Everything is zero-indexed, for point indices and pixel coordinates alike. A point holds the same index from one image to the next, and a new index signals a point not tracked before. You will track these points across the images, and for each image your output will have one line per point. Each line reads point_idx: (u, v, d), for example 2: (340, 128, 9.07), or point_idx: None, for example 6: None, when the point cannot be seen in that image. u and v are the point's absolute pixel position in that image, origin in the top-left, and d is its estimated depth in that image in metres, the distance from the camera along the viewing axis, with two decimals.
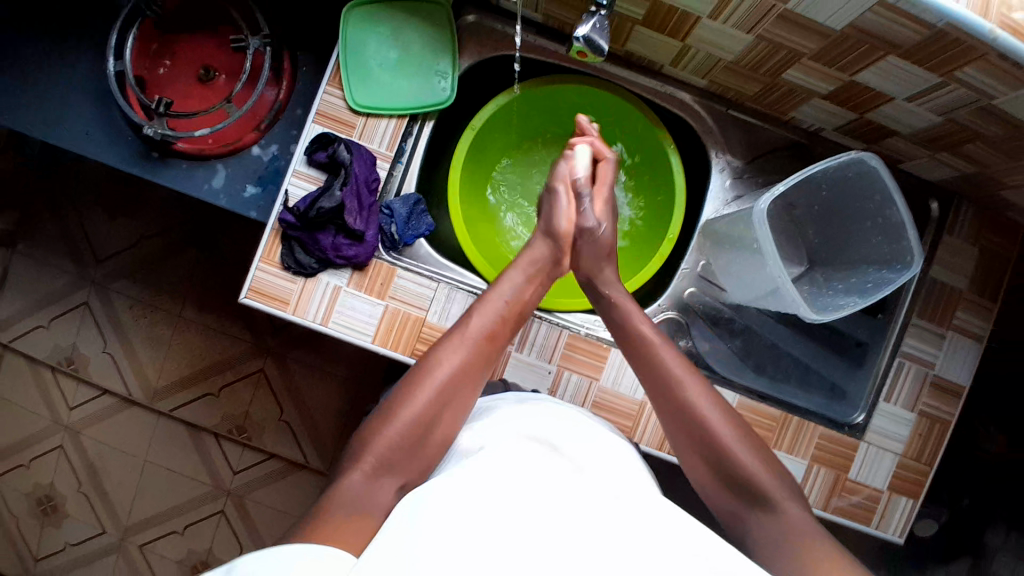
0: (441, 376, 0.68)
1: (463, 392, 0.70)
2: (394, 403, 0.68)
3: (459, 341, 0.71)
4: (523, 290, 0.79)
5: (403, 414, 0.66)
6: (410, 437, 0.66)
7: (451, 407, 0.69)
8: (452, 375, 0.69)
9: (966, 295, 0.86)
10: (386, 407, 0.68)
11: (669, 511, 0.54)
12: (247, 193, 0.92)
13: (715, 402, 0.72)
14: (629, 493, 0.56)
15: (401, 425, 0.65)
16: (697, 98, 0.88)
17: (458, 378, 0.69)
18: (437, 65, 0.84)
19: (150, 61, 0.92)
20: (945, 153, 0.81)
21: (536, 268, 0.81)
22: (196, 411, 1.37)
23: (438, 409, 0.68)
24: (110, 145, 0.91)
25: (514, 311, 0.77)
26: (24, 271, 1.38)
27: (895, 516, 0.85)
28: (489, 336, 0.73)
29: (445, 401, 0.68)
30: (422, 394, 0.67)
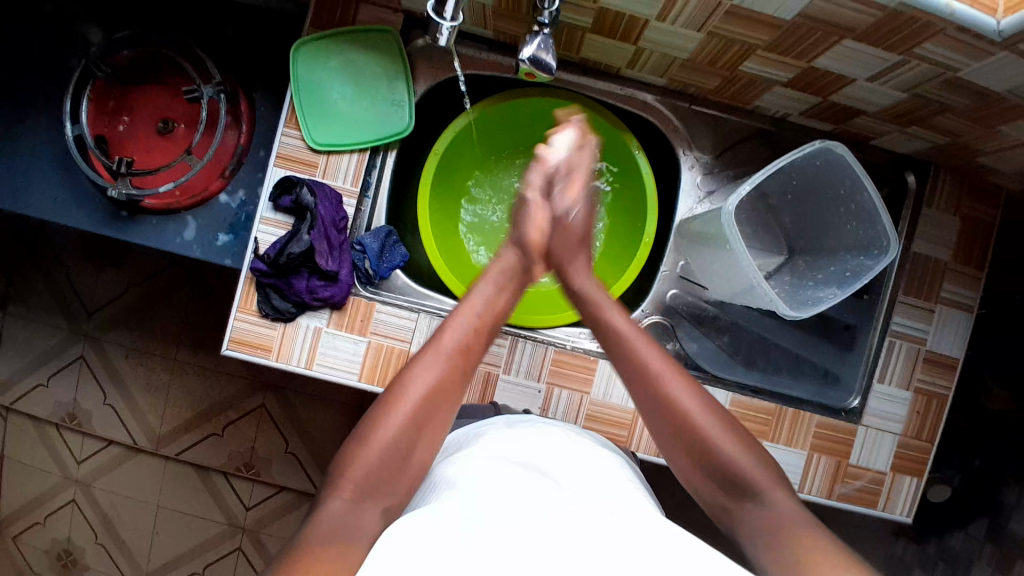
0: (415, 395, 0.63)
1: (440, 410, 0.64)
2: (367, 427, 0.62)
3: (433, 355, 0.66)
4: (495, 302, 0.73)
5: (376, 440, 0.61)
6: (388, 461, 0.60)
7: (431, 426, 0.64)
8: (427, 391, 0.64)
9: (951, 267, 0.85)
10: (354, 439, 0.62)
11: (660, 535, 0.52)
12: (220, 241, 0.91)
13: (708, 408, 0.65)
14: (623, 511, 0.56)
15: (376, 452, 0.60)
16: (659, 97, 0.86)
17: (435, 395, 0.64)
18: (393, 94, 0.84)
19: (109, 118, 0.91)
20: (915, 127, 0.79)
21: (504, 275, 0.76)
22: (202, 452, 1.37)
23: (419, 429, 0.63)
24: (79, 209, 0.90)
25: (485, 323, 0.72)
26: (18, 330, 1.38)
27: (901, 497, 0.85)
28: (463, 348, 0.68)
29: (424, 421, 0.63)
30: (397, 417, 0.62)
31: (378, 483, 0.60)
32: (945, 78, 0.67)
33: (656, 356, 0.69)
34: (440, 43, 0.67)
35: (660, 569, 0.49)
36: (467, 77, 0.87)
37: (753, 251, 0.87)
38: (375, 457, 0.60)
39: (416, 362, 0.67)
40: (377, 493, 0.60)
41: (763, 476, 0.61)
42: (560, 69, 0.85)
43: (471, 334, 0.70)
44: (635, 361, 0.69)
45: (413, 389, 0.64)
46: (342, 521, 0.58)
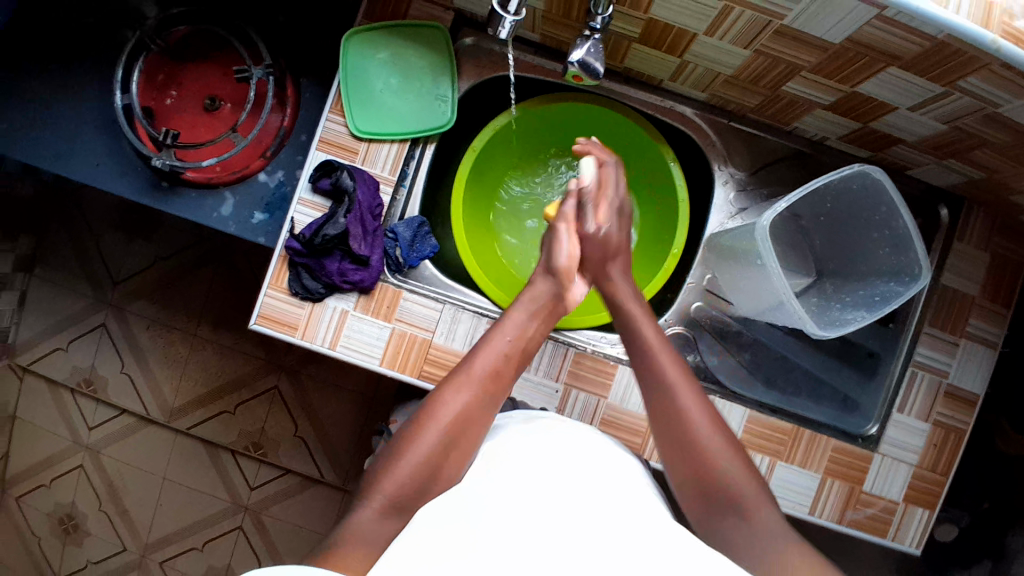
0: (448, 416, 0.65)
1: (472, 434, 0.65)
2: (402, 442, 0.64)
3: (463, 382, 0.67)
4: (526, 330, 0.74)
5: (411, 457, 0.62)
6: (421, 480, 0.61)
7: (462, 447, 0.64)
8: (458, 416, 0.65)
9: (977, 302, 0.85)
10: (392, 446, 0.64)
11: (672, 548, 0.52)
12: (254, 219, 0.93)
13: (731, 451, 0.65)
14: (634, 513, 0.56)
15: (409, 471, 0.61)
16: (698, 111, 0.87)
17: (468, 420, 0.65)
18: (438, 89, 0.85)
19: (158, 92, 0.94)
20: (952, 159, 0.79)
21: (537, 304, 0.77)
22: (213, 429, 1.39)
23: (451, 451, 0.63)
24: (121, 177, 0.93)
25: (518, 350, 0.72)
26: (43, 294, 1.41)
27: (910, 530, 0.84)
28: (494, 374, 0.69)
29: (455, 442, 0.64)
30: (430, 436, 0.63)
31: None
32: (987, 112, 0.67)
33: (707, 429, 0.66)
34: (501, 37, 0.68)
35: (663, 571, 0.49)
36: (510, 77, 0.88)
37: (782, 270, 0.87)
38: (407, 478, 0.61)
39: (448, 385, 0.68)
40: (404, 484, 0.61)
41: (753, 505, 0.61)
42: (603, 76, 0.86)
43: (503, 360, 0.71)
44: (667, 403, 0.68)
45: (445, 411, 0.65)
46: (371, 509, 0.59)
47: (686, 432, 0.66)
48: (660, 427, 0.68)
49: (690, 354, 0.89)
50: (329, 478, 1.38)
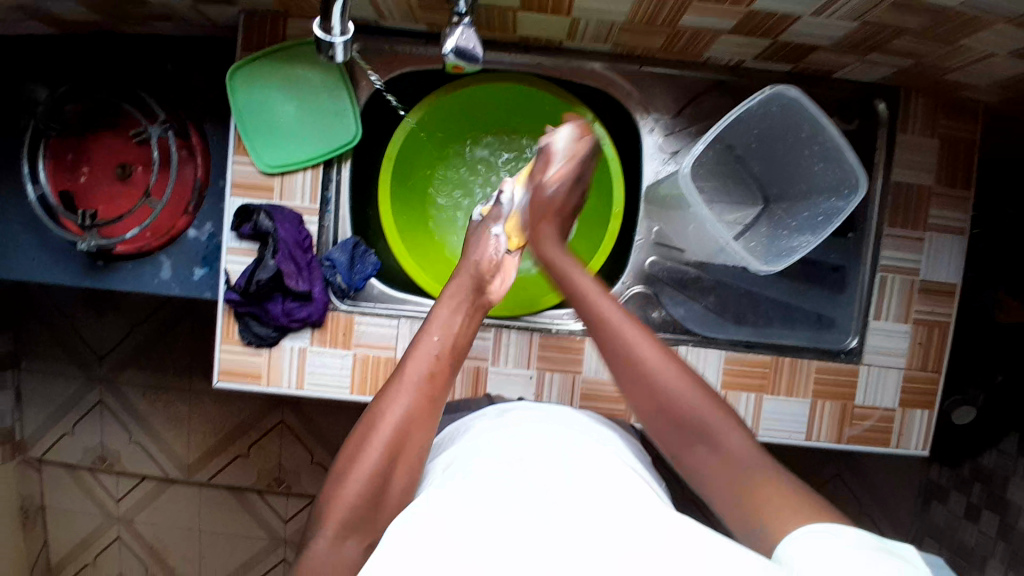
0: (390, 420, 0.59)
1: (414, 442, 0.59)
2: (346, 461, 0.57)
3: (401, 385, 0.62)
4: (456, 323, 0.70)
5: (357, 471, 0.56)
6: (372, 493, 0.55)
7: (408, 456, 0.58)
8: (402, 425, 0.59)
9: (936, 191, 0.82)
10: (338, 469, 0.57)
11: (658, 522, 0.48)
12: (196, 275, 0.91)
13: (709, 401, 0.57)
14: (624, 504, 0.51)
15: (360, 482, 0.55)
16: (607, 64, 0.83)
17: (413, 421, 0.60)
18: (337, 103, 0.82)
19: (69, 172, 0.92)
20: (875, 54, 0.75)
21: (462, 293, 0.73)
22: (232, 474, 1.40)
23: (399, 458, 0.58)
24: (60, 268, 0.92)
25: (450, 347, 0.67)
26: (35, 384, 1.42)
27: (914, 431, 0.84)
28: (430, 374, 0.64)
29: (401, 450, 0.58)
30: (372, 447, 0.57)
31: (364, 504, 0.55)
32: (892, 2, 0.63)
33: (694, 391, 0.57)
34: (338, 60, 0.64)
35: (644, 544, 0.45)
36: (387, 84, 0.85)
37: (722, 207, 0.85)
38: (359, 488, 0.55)
39: (385, 392, 0.62)
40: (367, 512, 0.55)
41: (722, 430, 0.56)
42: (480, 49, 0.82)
43: (438, 358, 0.66)
44: (612, 335, 0.62)
45: (388, 417, 0.59)
46: None
47: (646, 375, 0.59)
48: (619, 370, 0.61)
49: (655, 311, 0.86)
50: None
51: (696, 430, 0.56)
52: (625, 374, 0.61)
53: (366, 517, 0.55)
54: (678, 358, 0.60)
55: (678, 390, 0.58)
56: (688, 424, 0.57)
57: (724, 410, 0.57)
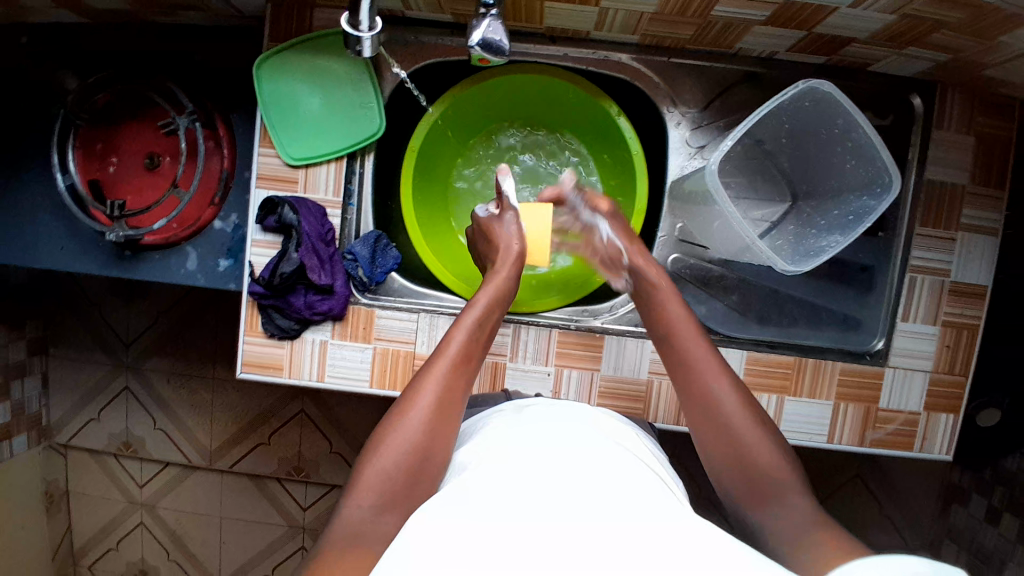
0: (426, 398, 0.61)
1: (450, 419, 0.61)
2: (383, 432, 0.59)
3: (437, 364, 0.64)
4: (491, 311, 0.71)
5: (393, 443, 0.57)
6: (408, 467, 0.57)
7: (444, 431, 0.60)
8: (438, 402, 0.61)
9: (969, 190, 0.80)
10: (374, 440, 0.59)
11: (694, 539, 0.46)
12: (220, 266, 0.93)
13: (778, 458, 0.61)
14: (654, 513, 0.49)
15: (397, 453, 0.57)
16: (635, 55, 0.82)
17: (447, 398, 0.61)
18: (362, 96, 0.82)
19: (99, 162, 0.93)
20: (912, 47, 0.73)
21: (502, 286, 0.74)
22: (252, 462, 1.42)
23: (435, 431, 0.59)
24: (89, 257, 0.93)
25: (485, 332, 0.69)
26: (64, 369, 1.45)
27: (938, 436, 0.83)
28: (465, 356, 0.65)
29: (437, 426, 0.59)
30: (410, 423, 0.58)
31: (401, 475, 0.56)
32: None
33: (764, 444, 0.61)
34: (366, 55, 0.65)
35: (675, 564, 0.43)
36: (412, 75, 0.85)
37: (751, 203, 0.84)
38: (395, 459, 0.56)
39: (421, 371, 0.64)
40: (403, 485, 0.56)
41: (788, 490, 0.59)
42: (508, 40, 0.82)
43: (473, 339, 0.67)
44: (697, 375, 0.66)
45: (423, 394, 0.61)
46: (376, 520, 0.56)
47: (723, 418, 0.63)
48: (694, 408, 0.65)
49: None
50: None
51: (764, 487, 0.60)
52: (701, 410, 0.65)
53: (403, 490, 0.56)
54: (756, 410, 0.64)
55: (750, 442, 0.61)
56: (759, 480, 0.60)
57: (792, 470, 0.61)
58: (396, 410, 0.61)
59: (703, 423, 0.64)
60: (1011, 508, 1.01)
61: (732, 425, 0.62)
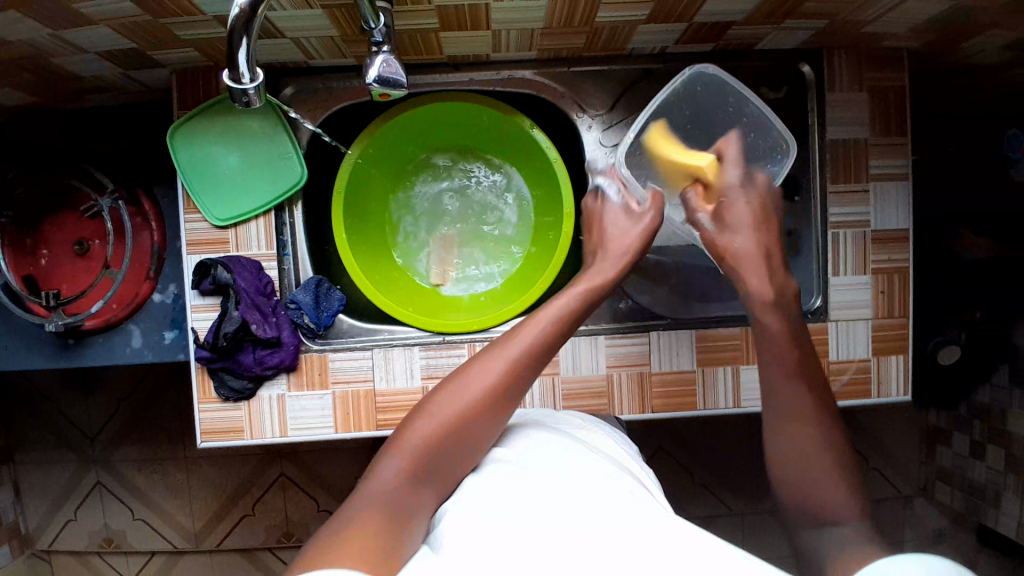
0: (465, 402, 0.57)
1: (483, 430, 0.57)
2: (409, 426, 0.56)
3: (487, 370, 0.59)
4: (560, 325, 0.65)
5: (413, 443, 0.55)
6: (425, 469, 0.54)
7: (469, 443, 0.57)
8: (475, 407, 0.57)
9: (873, 142, 0.85)
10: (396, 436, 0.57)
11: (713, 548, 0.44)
12: (167, 339, 0.91)
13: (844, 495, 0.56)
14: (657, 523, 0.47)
15: (416, 453, 0.54)
16: (536, 70, 0.86)
17: (488, 409, 0.58)
18: (278, 148, 0.83)
19: (30, 257, 0.92)
20: (790, 19, 0.77)
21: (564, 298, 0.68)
22: (240, 535, 1.39)
23: (462, 440, 0.56)
24: (33, 353, 0.91)
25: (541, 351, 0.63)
26: (30, 476, 1.40)
27: (892, 379, 0.85)
28: (515, 370, 0.60)
29: (466, 436, 0.56)
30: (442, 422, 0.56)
31: (415, 477, 0.53)
32: None
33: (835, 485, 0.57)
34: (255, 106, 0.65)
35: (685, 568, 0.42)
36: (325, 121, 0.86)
37: None
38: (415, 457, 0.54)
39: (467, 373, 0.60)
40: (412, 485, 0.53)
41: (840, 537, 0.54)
42: (412, 74, 0.84)
43: (530, 354, 0.61)
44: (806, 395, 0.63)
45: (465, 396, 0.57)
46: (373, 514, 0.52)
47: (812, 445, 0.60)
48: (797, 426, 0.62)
49: (621, 302, 0.88)
50: None
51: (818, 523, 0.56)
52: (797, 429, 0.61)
53: (413, 491, 0.53)
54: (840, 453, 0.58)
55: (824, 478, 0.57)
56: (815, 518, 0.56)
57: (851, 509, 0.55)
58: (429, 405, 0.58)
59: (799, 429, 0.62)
60: (995, 438, 1.03)
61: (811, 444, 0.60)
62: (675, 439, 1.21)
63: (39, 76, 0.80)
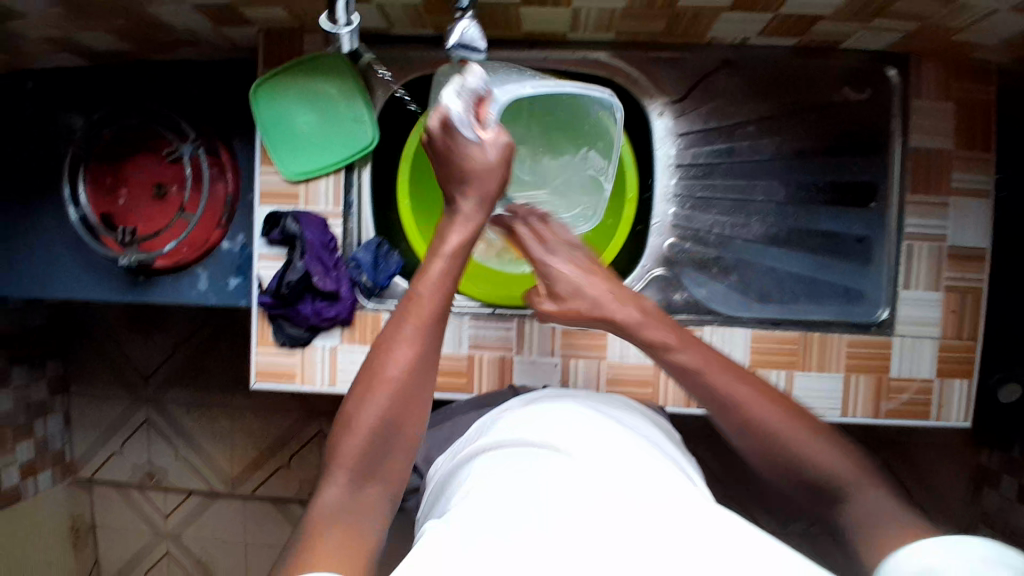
0: (392, 372, 0.57)
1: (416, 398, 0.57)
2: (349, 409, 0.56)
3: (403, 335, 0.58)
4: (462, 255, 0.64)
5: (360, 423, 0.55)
6: (374, 444, 0.55)
7: (411, 405, 0.57)
8: (405, 372, 0.57)
9: (956, 154, 0.81)
10: (342, 421, 0.57)
11: (726, 535, 0.43)
12: (231, 284, 0.95)
13: (822, 442, 0.58)
14: (659, 503, 0.46)
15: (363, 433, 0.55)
16: (612, 53, 0.85)
17: (414, 371, 0.58)
18: (353, 110, 0.85)
19: (110, 196, 0.96)
20: (879, 20, 0.74)
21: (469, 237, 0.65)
22: (275, 486, 1.43)
23: (402, 409, 0.56)
24: (105, 286, 0.96)
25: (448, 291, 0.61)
26: (85, 407, 1.48)
27: (954, 401, 0.83)
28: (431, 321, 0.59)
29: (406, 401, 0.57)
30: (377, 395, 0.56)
31: (367, 455, 0.55)
32: None
33: (833, 456, 0.57)
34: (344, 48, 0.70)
35: (691, 554, 0.41)
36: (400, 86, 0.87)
37: (734, 201, 0.87)
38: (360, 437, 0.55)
39: (388, 338, 0.59)
40: (370, 457, 0.55)
41: (854, 487, 0.56)
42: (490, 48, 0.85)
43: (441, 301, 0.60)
44: (747, 423, 0.60)
45: (388, 367, 0.57)
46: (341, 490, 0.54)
47: (774, 439, 0.59)
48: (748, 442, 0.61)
49: (677, 293, 0.86)
50: None
51: (821, 489, 0.57)
52: (748, 440, 0.61)
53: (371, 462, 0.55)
54: (802, 414, 0.60)
55: (804, 447, 0.58)
56: (820, 489, 0.57)
57: (837, 448, 0.58)
58: (362, 383, 0.58)
59: (778, 471, 0.59)
60: None
61: (777, 443, 0.59)
62: (711, 444, 1.19)
63: (132, 24, 0.84)
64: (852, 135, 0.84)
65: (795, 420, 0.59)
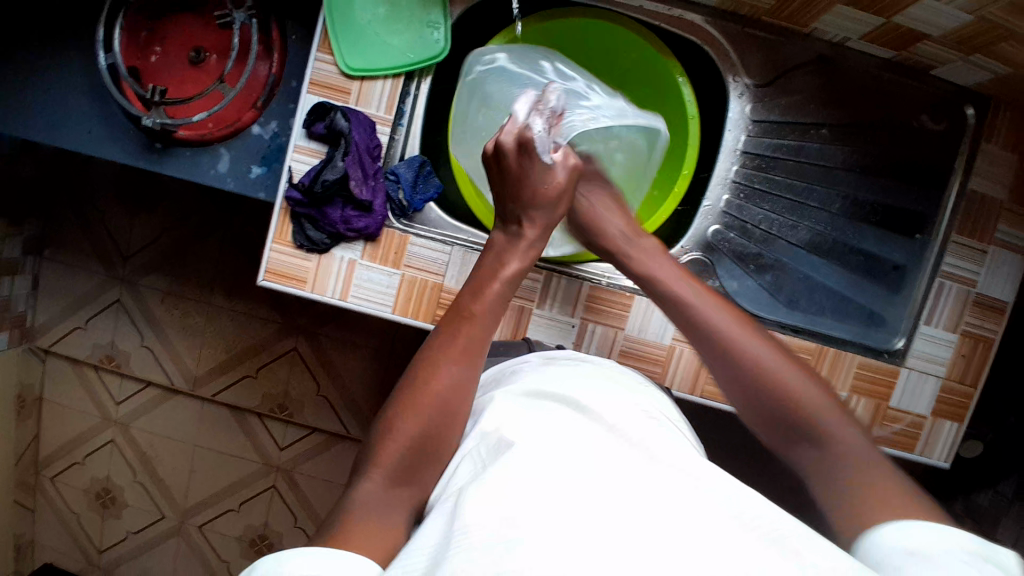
0: (434, 384, 0.56)
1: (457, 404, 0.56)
2: (389, 418, 0.56)
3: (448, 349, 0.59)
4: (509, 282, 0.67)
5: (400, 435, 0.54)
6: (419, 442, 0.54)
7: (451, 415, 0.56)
8: (448, 385, 0.57)
9: (1007, 207, 0.81)
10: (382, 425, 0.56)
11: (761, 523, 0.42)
12: (253, 173, 0.90)
13: (837, 406, 0.56)
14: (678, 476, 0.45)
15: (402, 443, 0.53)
16: (709, 18, 0.83)
17: (460, 381, 0.58)
18: (427, 15, 0.81)
19: (140, 52, 0.90)
20: (977, 54, 0.73)
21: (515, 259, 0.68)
22: (238, 394, 1.39)
23: (443, 418, 0.55)
24: (117, 145, 0.90)
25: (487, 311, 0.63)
26: (54, 274, 1.40)
27: (939, 443, 0.83)
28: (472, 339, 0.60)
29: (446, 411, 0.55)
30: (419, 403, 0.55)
31: (409, 454, 0.53)
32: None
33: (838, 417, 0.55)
34: None
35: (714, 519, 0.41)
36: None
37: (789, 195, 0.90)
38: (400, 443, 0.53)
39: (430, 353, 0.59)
40: (411, 453, 0.53)
41: (845, 440, 0.54)
42: None
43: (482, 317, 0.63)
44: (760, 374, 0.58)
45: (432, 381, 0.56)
46: (376, 488, 0.52)
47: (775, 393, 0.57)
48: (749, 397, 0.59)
49: (710, 279, 0.90)
50: (353, 433, 1.38)
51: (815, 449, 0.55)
52: (749, 390, 0.59)
53: (409, 465, 0.53)
54: (808, 368, 0.59)
55: (828, 412, 0.55)
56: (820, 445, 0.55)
57: (844, 411, 0.56)
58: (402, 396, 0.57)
59: (771, 419, 0.57)
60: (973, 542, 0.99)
61: (796, 401, 0.56)
62: None
63: None
64: (914, 166, 0.86)
65: (809, 380, 0.57)
